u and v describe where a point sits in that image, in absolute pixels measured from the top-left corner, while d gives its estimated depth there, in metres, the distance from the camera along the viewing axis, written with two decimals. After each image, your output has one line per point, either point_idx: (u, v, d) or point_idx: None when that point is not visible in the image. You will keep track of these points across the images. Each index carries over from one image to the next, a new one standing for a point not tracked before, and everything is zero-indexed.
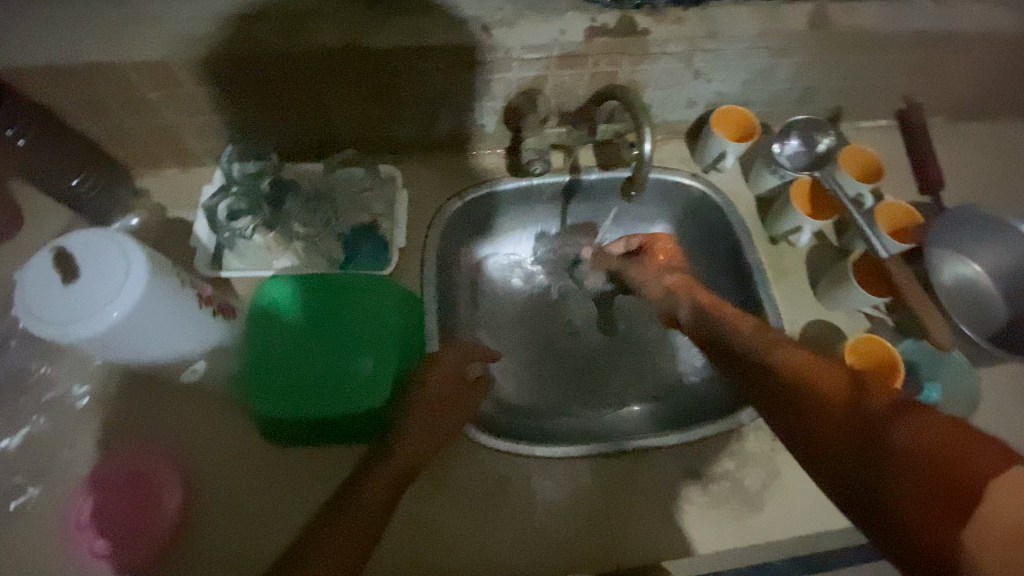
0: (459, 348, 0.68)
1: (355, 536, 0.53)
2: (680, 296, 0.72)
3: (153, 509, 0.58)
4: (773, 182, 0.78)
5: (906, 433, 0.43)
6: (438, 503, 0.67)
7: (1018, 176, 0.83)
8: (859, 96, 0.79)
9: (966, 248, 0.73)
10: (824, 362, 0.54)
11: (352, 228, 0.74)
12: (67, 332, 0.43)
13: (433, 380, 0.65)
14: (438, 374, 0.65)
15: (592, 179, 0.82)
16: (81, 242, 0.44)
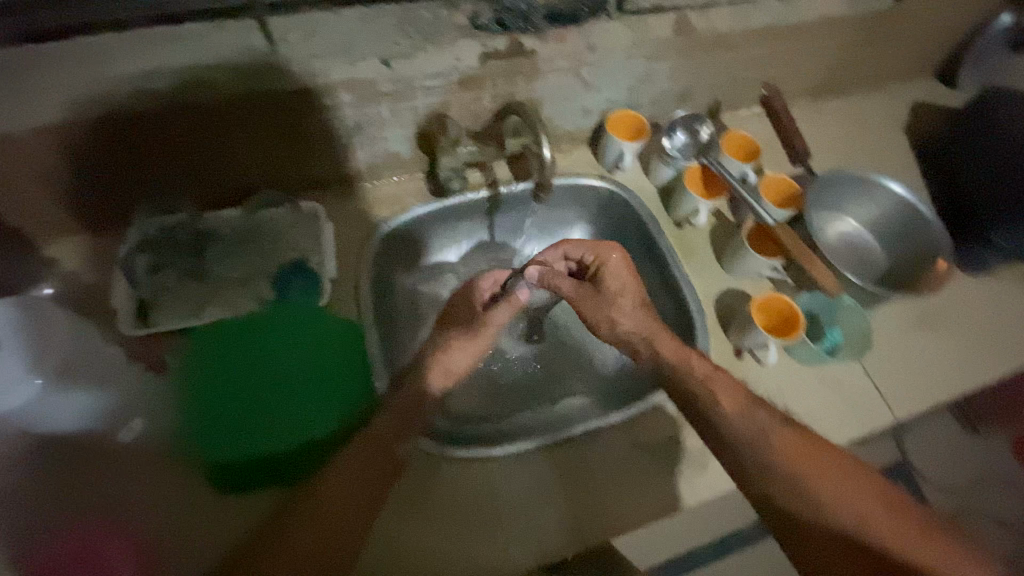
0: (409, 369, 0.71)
1: (314, 543, 0.57)
2: (641, 340, 0.74)
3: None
4: (668, 172, 0.93)
5: (831, 497, 0.62)
6: (421, 494, 0.70)
7: (856, 143, 1.03)
8: (725, 90, 0.97)
9: (844, 208, 0.93)
10: (812, 453, 0.65)
11: (280, 268, 0.78)
12: None
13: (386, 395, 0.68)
14: (392, 388, 0.69)
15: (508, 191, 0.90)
16: None
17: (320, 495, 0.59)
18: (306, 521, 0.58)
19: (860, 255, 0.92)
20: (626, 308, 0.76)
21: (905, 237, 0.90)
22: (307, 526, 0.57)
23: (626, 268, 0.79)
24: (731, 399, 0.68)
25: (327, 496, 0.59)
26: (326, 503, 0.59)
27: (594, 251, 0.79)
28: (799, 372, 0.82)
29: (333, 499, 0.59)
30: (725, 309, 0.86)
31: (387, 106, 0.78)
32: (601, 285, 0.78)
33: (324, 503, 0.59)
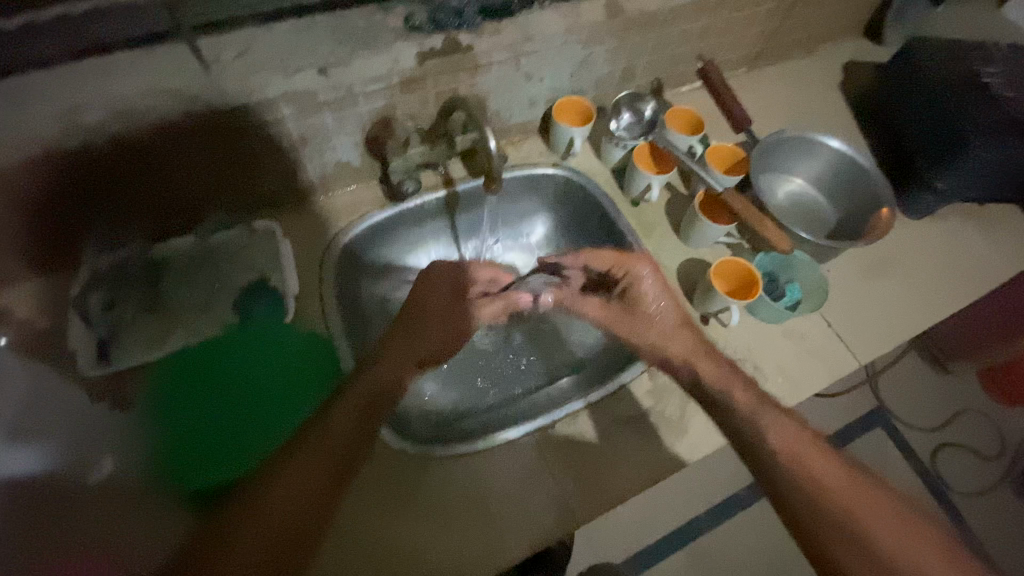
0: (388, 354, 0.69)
1: (271, 532, 0.55)
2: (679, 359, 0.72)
3: None
4: (620, 152, 0.95)
5: (827, 472, 0.61)
6: (391, 474, 0.71)
7: (795, 105, 1.07)
8: (664, 66, 0.99)
9: (790, 168, 0.97)
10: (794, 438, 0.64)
11: (241, 289, 0.78)
12: None
13: (362, 382, 0.66)
14: (369, 375, 0.66)
15: (466, 188, 0.92)
16: None
17: (270, 495, 0.57)
18: (256, 522, 0.56)
19: (807, 212, 0.95)
20: (662, 330, 0.75)
21: (848, 188, 0.94)
22: (256, 529, 0.55)
23: (661, 285, 0.78)
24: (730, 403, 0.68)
25: (280, 495, 0.57)
26: (278, 501, 0.57)
27: (619, 261, 0.79)
28: (765, 331, 0.85)
29: (284, 498, 0.57)
30: (687, 279, 0.88)
31: (330, 114, 0.77)
32: (632, 302, 0.79)
33: (276, 502, 0.57)
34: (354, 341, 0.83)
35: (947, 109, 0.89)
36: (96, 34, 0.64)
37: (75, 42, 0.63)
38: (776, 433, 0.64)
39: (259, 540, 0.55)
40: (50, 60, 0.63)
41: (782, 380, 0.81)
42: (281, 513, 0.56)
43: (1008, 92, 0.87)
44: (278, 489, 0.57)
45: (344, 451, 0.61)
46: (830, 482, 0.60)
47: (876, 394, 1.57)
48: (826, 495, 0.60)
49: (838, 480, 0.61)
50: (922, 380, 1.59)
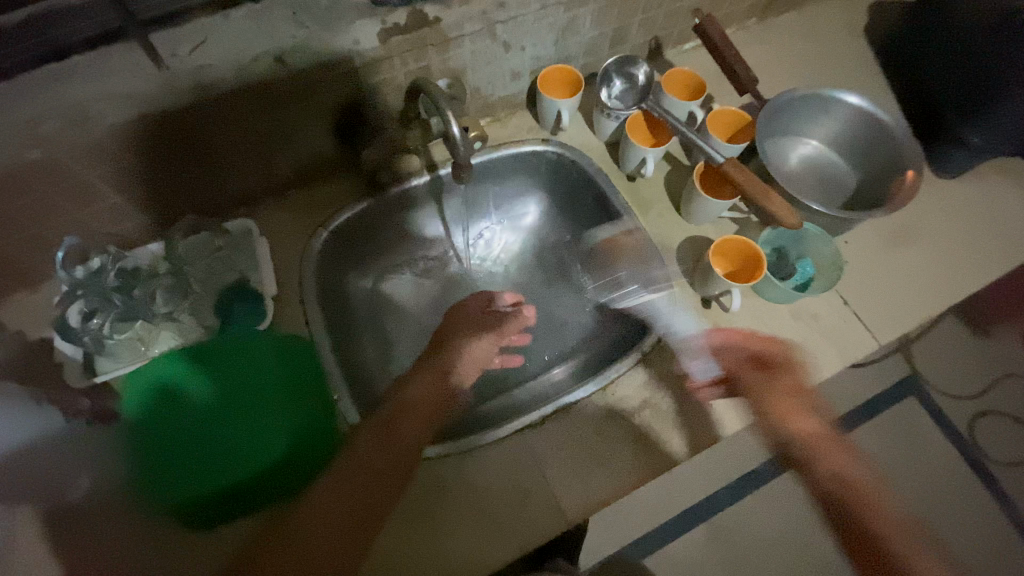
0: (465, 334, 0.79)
1: (363, 480, 0.62)
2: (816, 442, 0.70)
3: None
4: (612, 124, 0.88)
5: (889, 525, 0.66)
6: (419, 506, 0.68)
7: (812, 56, 0.97)
8: (660, 24, 0.90)
9: (804, 130, 0.88)
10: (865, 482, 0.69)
11: (221, 293, 0.76)
12: None
13: (442, 357, 0.76)
14: (448, 351, 0.77)
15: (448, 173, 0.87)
16: None
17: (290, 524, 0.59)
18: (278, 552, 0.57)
19: (823, 179, 0.87)
20: (804, 405, 0.71)
21: (869, 150, 0.85)
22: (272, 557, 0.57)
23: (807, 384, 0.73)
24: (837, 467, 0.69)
25: (297, 528, 0.58)
26: (296, 532, 0.58)
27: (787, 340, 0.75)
28: (773, 311, 0.79)
29: (303, 531, 0.58)
30: (685, 261, 0.83)
31: (295, 105, 0.74)
32: (782, 382, 0.73)
33: (294, 533, 0.58)
34: (341, 337, 0.81)
35: (985, 54, 0.79)
36: (60, 38, 0.59)
37: (39, 46, 0.59)
38: (856, 471, 0.69)
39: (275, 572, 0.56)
40: (15, 67, 0.58)
41: (792, 365, 0.76)
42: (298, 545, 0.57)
43: None
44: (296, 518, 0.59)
45: (393, 453, 0.64)
46: (908, 541, 0.65)
47: (909, 361, 1.47)
48: (902, 552, 0.64)
49: (918, 544, 0.65)
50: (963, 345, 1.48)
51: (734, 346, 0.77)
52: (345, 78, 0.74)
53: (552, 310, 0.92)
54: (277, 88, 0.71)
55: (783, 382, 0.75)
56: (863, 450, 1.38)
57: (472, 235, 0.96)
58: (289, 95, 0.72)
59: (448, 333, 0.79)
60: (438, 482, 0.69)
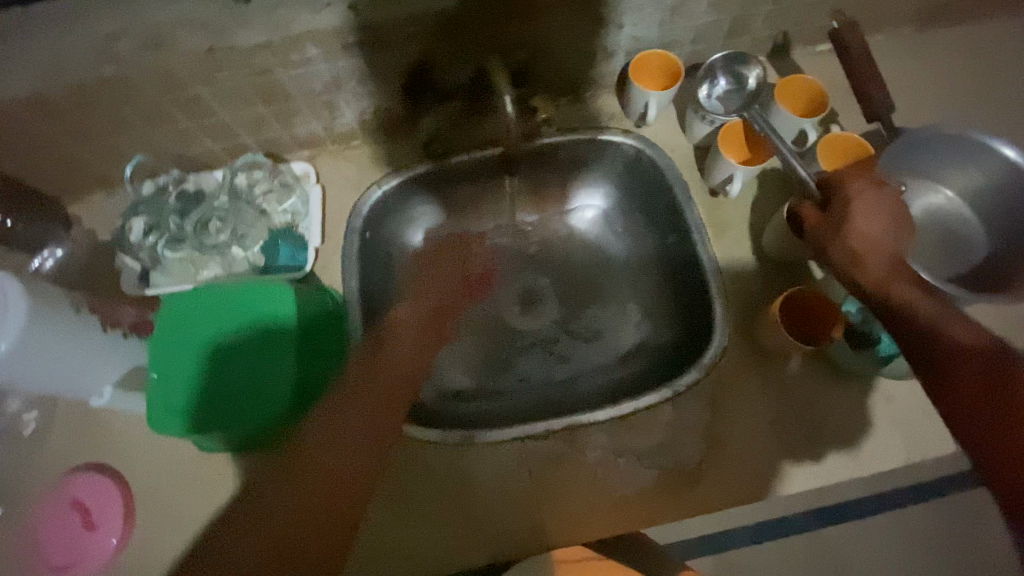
0: (464, 247, 0.83)
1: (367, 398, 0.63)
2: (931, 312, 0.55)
3: (94, 530, 0.65)
4: (706, 129, 0.78)
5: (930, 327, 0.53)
6: (404, 493, 0.68)
7: (977, 83, 0.79)
8: (791, 20, 0.77)
9: (938, 174, 0.73)
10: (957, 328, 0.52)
11: (268, 231, 0.77)
12: (57, 332, 0.60)
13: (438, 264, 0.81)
14: (446, 262, 0.81)
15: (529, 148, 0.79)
16: (59, 310, 0.61)
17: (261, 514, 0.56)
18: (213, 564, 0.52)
19: (950, 237, 0.72)
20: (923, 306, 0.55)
21: (1014, 215, 0.68)
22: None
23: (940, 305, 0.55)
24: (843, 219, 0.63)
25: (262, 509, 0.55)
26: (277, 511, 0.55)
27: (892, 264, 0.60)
28: (834, 379, 0.70)
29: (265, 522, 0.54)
30: (747, 301, 0.74)
31: (363, 57, 0.70)
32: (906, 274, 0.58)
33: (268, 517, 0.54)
34: (374, 296, 0.78)
35: None
36: None
37: None
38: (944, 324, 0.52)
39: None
40: None
41: (842, 445, 0.67)
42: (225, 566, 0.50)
43: None
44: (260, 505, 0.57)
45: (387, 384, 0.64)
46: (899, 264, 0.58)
47: None
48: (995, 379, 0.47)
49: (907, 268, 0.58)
50: None
51: (780, 410, 0.69)
52: (422, 35, 0.69)
53: (598, 311, 0.84)
54: (352, 31, 0.66)
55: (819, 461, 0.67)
56: None
57: (547, 220, 0.88)
58: (359, 42, 0.68)
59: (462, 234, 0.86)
60: (429, 473, 0.69)
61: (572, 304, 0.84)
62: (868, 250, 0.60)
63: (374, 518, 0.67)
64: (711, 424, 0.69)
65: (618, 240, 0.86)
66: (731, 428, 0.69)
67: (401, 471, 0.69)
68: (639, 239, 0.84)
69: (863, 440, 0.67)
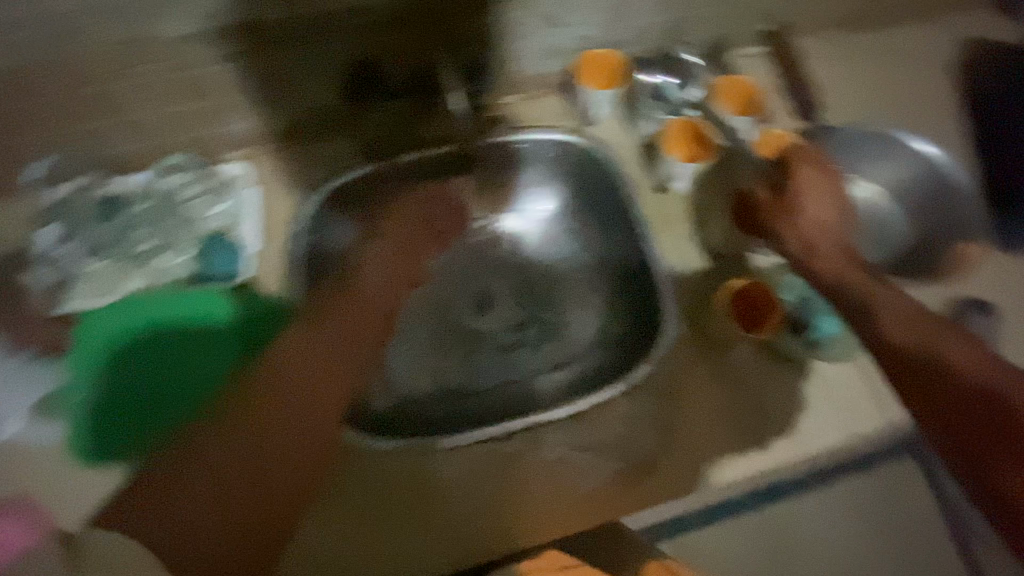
0: (433, 199, 0.80)
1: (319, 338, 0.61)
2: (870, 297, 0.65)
3: None
4: (650, 128, 0.81)
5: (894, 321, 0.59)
6: (365, 492, 0.67)
7: (895, 84, 0.86)
8: (729, 22, 0.81)
9: (865, 170, 0.78)
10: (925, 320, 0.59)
11: (203, 238, 0.73)
12: None
13: (404, 215, 0.78)
14: (407, 215, 0.79)
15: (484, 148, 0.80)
16: None
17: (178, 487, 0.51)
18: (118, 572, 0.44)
19: (878, 229, 0.78)
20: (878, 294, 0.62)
21: (929, 205, 0.76)
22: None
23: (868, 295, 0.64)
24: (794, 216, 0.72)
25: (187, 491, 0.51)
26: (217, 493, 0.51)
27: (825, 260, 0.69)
28: (780, 367, 0.73)
29: (192, 509, 0.50)
30: (697, 294, 0.76)
31: (304, 51, 0.67)
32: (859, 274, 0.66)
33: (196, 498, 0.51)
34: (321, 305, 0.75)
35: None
36: None
37: None
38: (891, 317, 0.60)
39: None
40: None
41: (785, 427, 0.70)
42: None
43: None
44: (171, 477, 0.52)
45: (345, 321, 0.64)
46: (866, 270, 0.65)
47: None
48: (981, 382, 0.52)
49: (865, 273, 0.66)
50: None
51: (729, 398, 0.72)
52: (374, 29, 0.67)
53: (553, 308, 0.83)
54: (299, 19, 0.63)
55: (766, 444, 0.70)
56: None
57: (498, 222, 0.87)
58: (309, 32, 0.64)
59: (437, 197, 0.81)
60: (374, 478, 0.68)
61: (527, 302, 0.84)
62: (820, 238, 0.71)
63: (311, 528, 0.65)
64: (666, 415, 0.71)
65: (561, 244, 0.86)
66: (685, 418, 0.71)
67: (344, 477, 0.67)
68: (591, 237, 0.85)
69: (806, 422, 0.71)
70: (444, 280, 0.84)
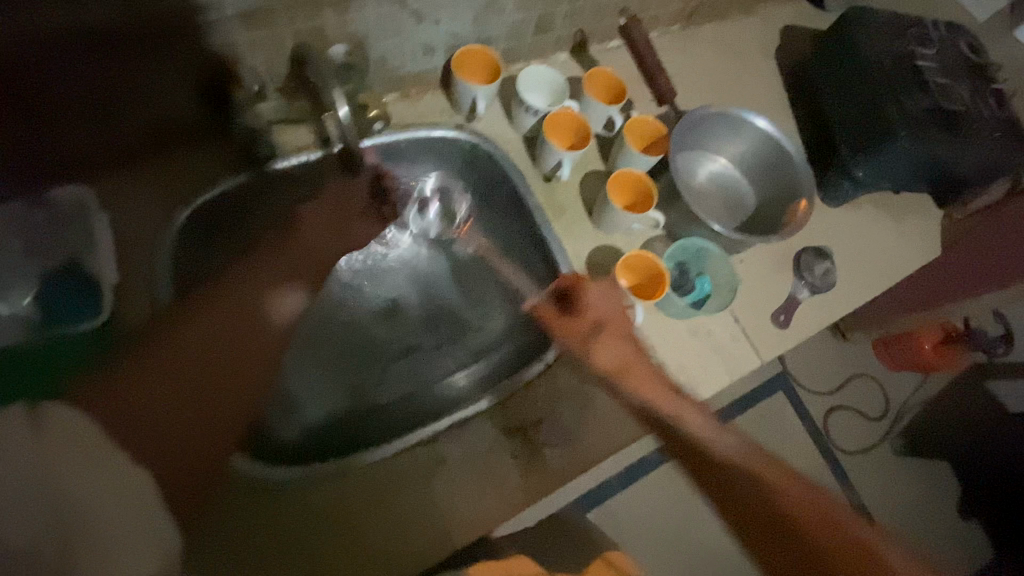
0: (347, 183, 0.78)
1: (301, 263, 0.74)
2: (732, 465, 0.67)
3: None
4: (531, 120, 0.83)
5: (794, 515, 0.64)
6: (288, 511, 0.64)
7: (728, 69, 0.99)
8: (591, 17, 0.86)
9: (715, 148, 0.88)
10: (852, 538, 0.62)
11: (48, 275, 0.67)
12: None
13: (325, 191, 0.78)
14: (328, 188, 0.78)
15: (377, 143, 0.77)
16: None
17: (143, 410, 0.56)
18: (107, 492, 0.51)
19: (731, 198, 0.89)
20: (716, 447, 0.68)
21: (769, 174, 0.87)
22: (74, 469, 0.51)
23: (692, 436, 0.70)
24: (614, 331, 0.73)
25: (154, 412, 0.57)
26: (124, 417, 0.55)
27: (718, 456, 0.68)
28: (671, 328, 0.80)
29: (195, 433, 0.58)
30: (593, 273, 0.81)
31: (144, 54, 0.59)
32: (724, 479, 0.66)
33: (151, 424, 0.57)
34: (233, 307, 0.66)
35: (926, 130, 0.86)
36: None
37: None
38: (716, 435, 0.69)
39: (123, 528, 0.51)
40: None
41: (682, 380, 0.78)
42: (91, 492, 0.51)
43: (947, 83, 0.89)
44: (116, 384, 0.56)
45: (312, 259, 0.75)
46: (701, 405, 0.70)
47: (783, 363, 1.60)
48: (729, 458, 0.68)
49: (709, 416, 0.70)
50: (829, 347, 1.65)
51: None
52: (136, 43, 0.57)
53: (457, 299, 0.85)
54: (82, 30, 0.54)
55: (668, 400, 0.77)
56: None
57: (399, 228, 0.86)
58: (58, 56, 0.55)
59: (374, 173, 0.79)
60: (274, 490, 0.64)
61: (431, 300, 0.84)
62: (706, 473, 0.67)
63: (193, 545, 0.61)
64: (581, 390, 0.76)
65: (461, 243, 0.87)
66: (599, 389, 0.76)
67: (235, 492, 0.63)
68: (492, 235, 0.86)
69: (702, 375, 0.79)
70: (344, 291, 0.82)
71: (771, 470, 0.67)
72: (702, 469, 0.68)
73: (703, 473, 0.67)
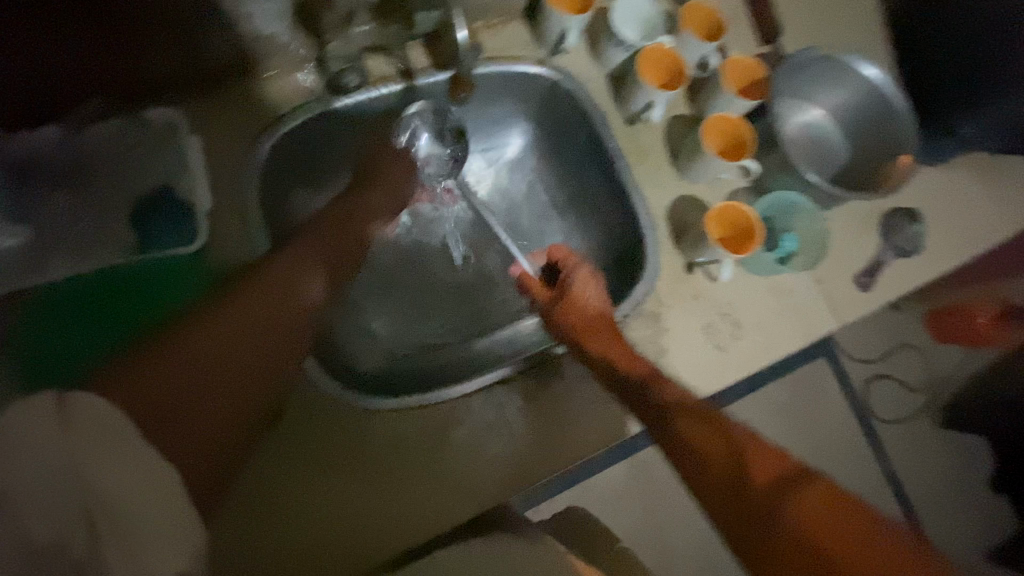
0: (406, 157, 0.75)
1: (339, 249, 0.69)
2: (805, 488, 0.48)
3: None
4: (620, 55, 0.78)
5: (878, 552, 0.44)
6: (355, 471, 0.64)
7: (829, 11, 0.91)
8: None
9: (810, 95, 0.83)
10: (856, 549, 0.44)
11: (140, 198, 0.65)
12: None
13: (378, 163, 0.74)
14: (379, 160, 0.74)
15: (489, 72, 0.75)
16: None
17: (159, 388, 0.52)
18: (135, 485, 0.46)
19: (821, 151, 0.85)
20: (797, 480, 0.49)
21: (868, 126, 0.82)
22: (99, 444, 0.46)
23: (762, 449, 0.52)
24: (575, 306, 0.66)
25: (182, 384, 0.53)
26: (149, 385, 0.51)
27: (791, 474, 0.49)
28: (750, 285, 0.78)
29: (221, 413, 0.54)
30: (675, 223, 0.78)
31: None
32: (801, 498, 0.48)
33: (177, 397, 0.52)
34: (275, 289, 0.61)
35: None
36: None
37: None
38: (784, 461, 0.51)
39: (162, 517, 0.47)
40: None
41: (760, 338, 0.76)
42: (127, 483, 0.46)
43: None
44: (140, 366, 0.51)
45: (346, 247, 0.70)
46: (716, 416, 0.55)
47: None
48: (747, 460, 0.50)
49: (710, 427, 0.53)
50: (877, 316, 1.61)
51: (709, 316, 0.76)
52: None
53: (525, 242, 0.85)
54: None
55: (747, 357, 0.76)
56: (776, 402, 1.48)
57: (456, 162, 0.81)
58: None
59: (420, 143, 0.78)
60: (277, 484, 0.62)
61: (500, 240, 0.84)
62: (759, 454, 0.51)
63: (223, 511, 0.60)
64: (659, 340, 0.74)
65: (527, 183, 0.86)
66: (676, 342, 0.74)
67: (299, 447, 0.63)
68: (563, 178, 0.85)
69: (781, 334, 0.77)
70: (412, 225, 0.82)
71: (764, 453, 0.51)
72: (745, 471, 0.50)
73: (744, 481, 0.49)
